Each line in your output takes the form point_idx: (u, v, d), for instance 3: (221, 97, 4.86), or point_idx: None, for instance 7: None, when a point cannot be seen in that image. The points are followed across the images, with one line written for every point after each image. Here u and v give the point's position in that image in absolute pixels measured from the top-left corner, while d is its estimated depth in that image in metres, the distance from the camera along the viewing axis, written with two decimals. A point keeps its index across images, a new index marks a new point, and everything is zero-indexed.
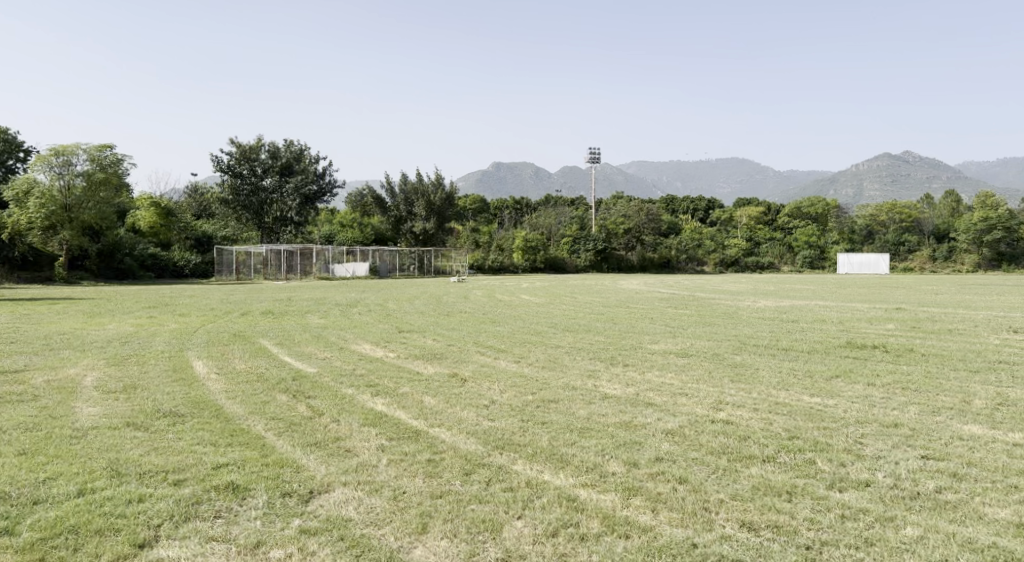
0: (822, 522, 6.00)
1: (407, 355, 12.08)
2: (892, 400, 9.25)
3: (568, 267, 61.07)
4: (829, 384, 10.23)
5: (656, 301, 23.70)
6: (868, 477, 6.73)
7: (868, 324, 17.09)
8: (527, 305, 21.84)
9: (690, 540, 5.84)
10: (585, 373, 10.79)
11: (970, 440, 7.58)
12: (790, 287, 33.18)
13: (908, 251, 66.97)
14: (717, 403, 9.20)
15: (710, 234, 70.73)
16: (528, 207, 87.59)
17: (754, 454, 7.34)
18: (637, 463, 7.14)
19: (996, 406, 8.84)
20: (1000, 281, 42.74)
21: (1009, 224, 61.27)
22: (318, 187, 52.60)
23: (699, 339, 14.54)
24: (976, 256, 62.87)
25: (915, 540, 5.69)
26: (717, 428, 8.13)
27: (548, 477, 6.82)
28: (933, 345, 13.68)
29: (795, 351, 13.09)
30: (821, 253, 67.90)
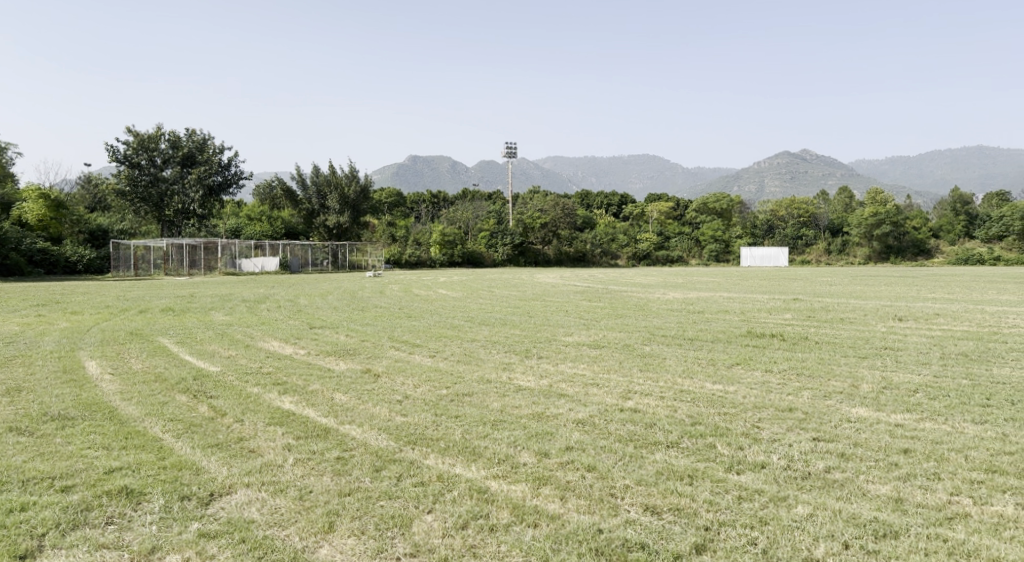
0: (720, 503, 6.22)
1: (317, 351, 11.84)
2: (788, 385, 9.68)
3: (487, 261, 61.05)
4: (731, 372, 10.61)
5: (571, 295, 24.05)
6: (764, 459, 7.02)
7: (768, 314, 17.85)
8: (443, 300, 21.70)
9: (596, 526, 5.97)
10: (500, 366, 10.83)
11: (856, 422, 8.02)
12: (698, 281, 34.22)
13: (806, 244, 69.92)
14: (627, 392, 9.40)
15: (623, 228, 72.10)
16: (444, 201, 87.30)
17: (659, 440, 7.54)
18: (547, 453, 7.22)
19: (881, 389, 9.39)
20: (890, 272, 44.67)
21: (896, 219, 65.02)
22: (223, 178, 50.90)
23: (611, 330, 14.81)
24: (867, 249, 66.47)
25: (804, 518, 5.97)
26: (626, 416, 8.32)
27: (457, 470, 6.83)
28: (827, 333, 14.42)
29: (700, 340, 13.53)
30: (727, 247, 70.20)
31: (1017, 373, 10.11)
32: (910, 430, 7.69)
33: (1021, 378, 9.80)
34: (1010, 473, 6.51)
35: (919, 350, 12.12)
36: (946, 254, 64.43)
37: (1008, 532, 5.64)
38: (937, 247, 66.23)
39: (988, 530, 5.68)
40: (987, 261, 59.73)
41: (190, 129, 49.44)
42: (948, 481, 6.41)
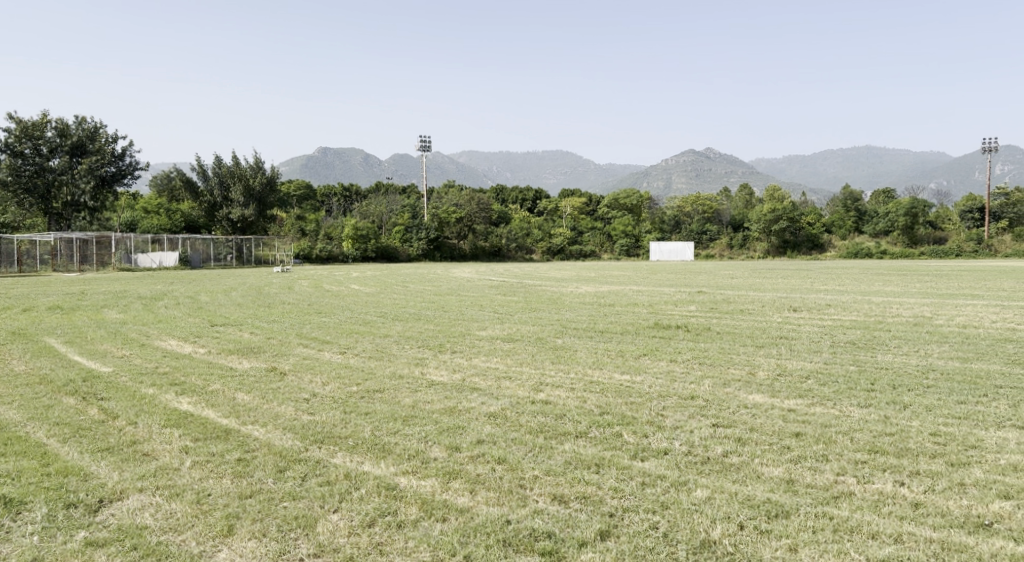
0: (625, 490, 6.37)
1: (219, 350, 11.41)
2: (691, 374, 9.98)
3: (400, 255, 60.39)
4: (639, 362, 10.85)
5: (486, 289, 24.12)
6: (667, 446, 7.22)
7: (675, 306, 18.37)
8: (354, 295, 21.28)
9: (504, 517, 5.99)
10: (412, 362, 10.74)
11: (753, 408, 8.34)
12: (609, 274, 34.83)
13: (710, 239, 72.05)
14: (538, 385, 9.48)
15: (537, 223, 72.54)
16: (357, 194, 85.87)
17: (569, 431, 7.64)
18: (458, 447, 7.21)
19: (776, 376, 9.82)
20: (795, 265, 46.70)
21: (792, 216, 68.03)
22: (116, 169, 48.67)
23: (524, 324, 14.92)
24: (766, 244, 69.29)
25: (703, 501, 6.17)
26: (537, 408, 8.40)
27: (367, 468, 6.72)
28: (728, 324, 14.99)
29: (610, 332, 13.81)
30: (637, 241, 71.64)
31: (899, 359, 10.74)
32: (801, 414, 8.06)
33: (902, 363, 10.43)
34: (890, 452, 6.90)
35: (812, 339, 12.73)
36: (838, 248, 67.86)
37: (887, 507, 5.95)
38: (829, 242, 69.68)
39: (869, 506, 5.99)
40: (874, 255, 63.24)
41: (79, 117, 47.06)
42: (835, 462, 6.74)
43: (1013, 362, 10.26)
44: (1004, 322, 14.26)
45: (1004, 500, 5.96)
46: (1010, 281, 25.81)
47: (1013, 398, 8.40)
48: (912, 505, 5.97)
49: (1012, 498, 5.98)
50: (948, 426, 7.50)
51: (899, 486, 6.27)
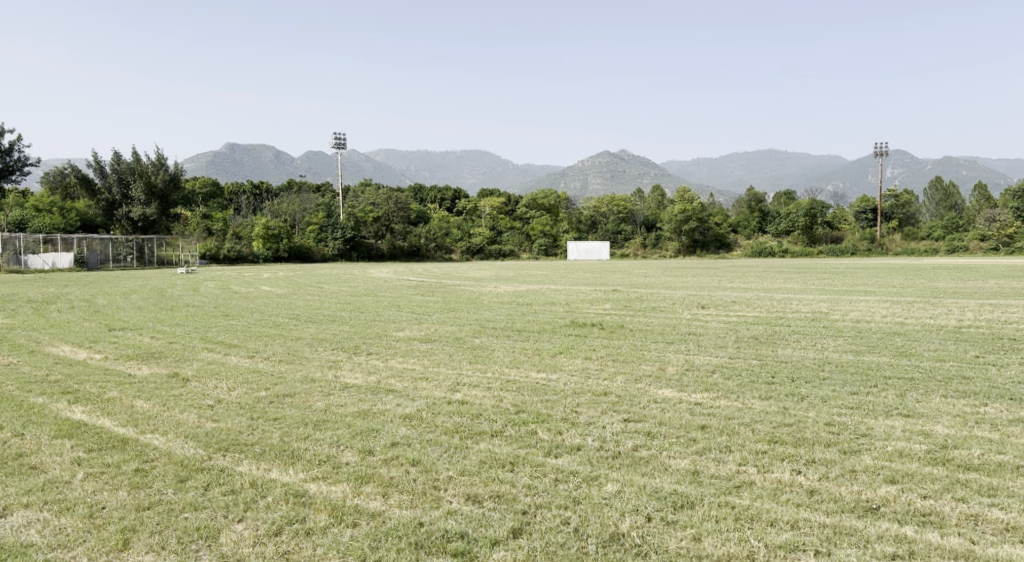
0: (538, 487, 6.41)
1: (117, 356, 10.88)
2: (605, 371, 10.15)
3: (315, 255, 59.02)
4: (555, 361, 10.93)
5: (404, 289, 23.87)
6: (580, 442, 7.31)
7: (590, 305, 18.62)
8: (264, 297, 20.72)
9: (416, 520, 5.94)
10: (325, 364, 10.51)
11: (663, 402, 8.55)
12: (528, 273, 35.00)
13: (625, 239, 73.35)
14: (454, 385, 9.45)
15: (456, 222, 72.28)
16: (267, 193, 83.59)
17: (484, 431, 7.63)
18: (371, 450, 7.09)
19: (685, 371, 10.11)
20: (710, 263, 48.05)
21: (701, 216, 70.12)
22: (3, 164, 45.74)
23: (442, 324, 14.82)
24: (676, 243, 71.23)
25: (613, 495, 6.28)
26: (453, 409, 8.35)
27: (274, 474, 6.54)
28: (641, 321, 15.29)
29: (527, 331, 13.89)
30: (555, 241, 72.21)
31: (799, 353, 11.21)
32: (707, 407, 8.31)
33: (802, 357, 10.89)
34: (788, 442, 7.19)
35: (719, 335, 13.15)
36: (743, 247, 70.37)
37: (785, 496, 6.19)
38: (736, 242, 72.20)
39: (769, 495, 6.22)
40: (777, 254, 65.97)
41: None
42: (737, 453, 6.98)
43: (901, 354, 10.85)
44: (895, 316, 15.06)
45: (890, 484, 6.27)
46: (901, 278, 27.28)
47: (900, 388, 8.88)
48: (808, 493, 6.23)
49: (898, 482, 6.31)
50: (841, 416, 7.87)
51: (796, 474, 6.54)
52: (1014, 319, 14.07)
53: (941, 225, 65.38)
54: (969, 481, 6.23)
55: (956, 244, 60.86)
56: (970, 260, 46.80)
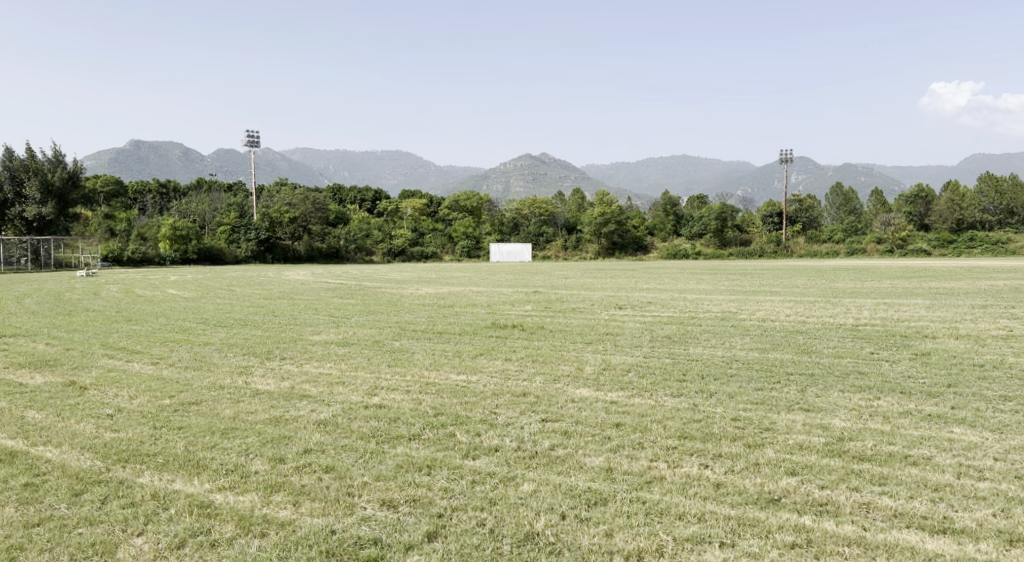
0: (454, 489, 6.39)
1: (8, 365, 10.28)
2: (524, 371, 10.22)
3: (227, 257, 57.14)
4: (475, 362, 10.93)
5: (322, 291, 23.44)
6: (498, 443, 7.33)
7: (510, 307, 18.71)
8: (172, 301, 19.91)
9: (328, 527, 5.83)
10: (236, 371, 10.18)
11: (580, 402, 8.65)
12: (449, 276, 34.84)
13: (546, 242, 73.85)
14: (372, 388, 9.32)
15: (375, 223, 71.40)
16: (174, 193, 80.51)
17: (401, 434, 7.56)
18: (283, 458, 6.91)
19: (602, 370, 10.27)
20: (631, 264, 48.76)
21: (619, 219, 71.42)
22: None
23: (360, 327, 14.60)
24: (596, 246, 72.37)
25: (529, 495, 6.31)
26: (369, 413, 8.24)
27: (177, 485, 6.32)
28: (560, 322, 15.44)
29: (446, 333, 13.83)
30: (477, 243, 72.15)
31: (709, 351, 11.55)
32: (622, 406, 8.46)
33: (712, 355, 11.24)
34: (697, 438, 7.39)
35: (635, 335, 13.43)
36: (660, 250, 72.03)
37: (693, 489, 6.36)
38: (652, 244, 73.92)
39: (679, 489, 6.37)
40: (691, 256, 67.85)
41: None
42: (649, 449, 7.13)
43: (802, 351, 11.33)
44: (797, 315, 15.75)
45: (791, 476, 6.53)
46: (804, 278, 28.48)
47: (801, 384, 9.26)
48: (715, 486, 6.41)
49: (797, 474, 6.57)
50: (748, 411, 8.15)
51: (703, 468, 6.73)
52: (906, 317, 14.89)
53: (841, 229, 68.63)
54: (862, 470, 6.54)
55: (855, 247, 64.02)
56: (868, 262, 49.31)
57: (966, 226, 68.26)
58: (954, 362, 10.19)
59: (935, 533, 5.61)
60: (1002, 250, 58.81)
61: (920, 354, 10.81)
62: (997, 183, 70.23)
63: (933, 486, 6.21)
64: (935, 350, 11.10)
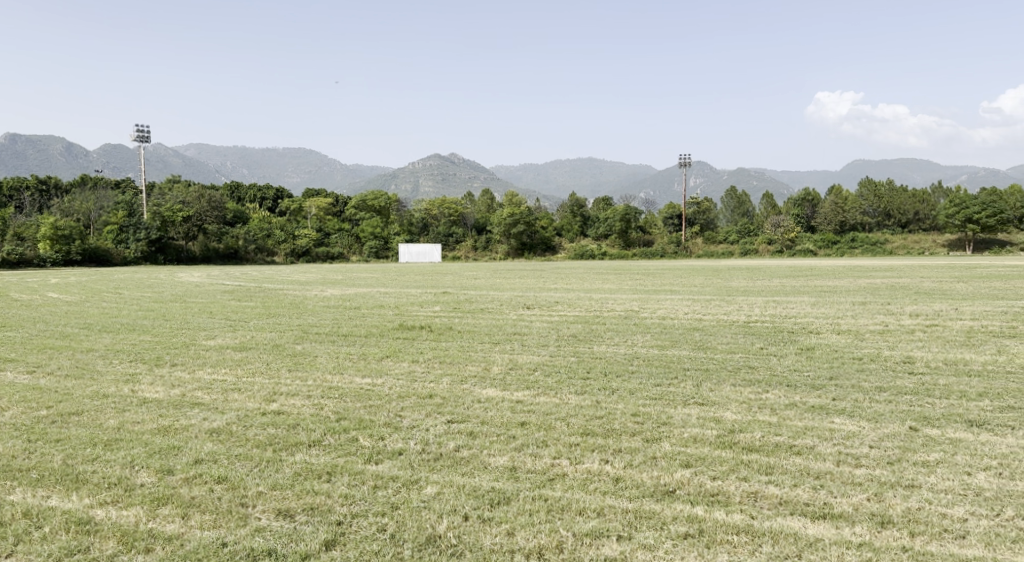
0: (355, 495, 6.27)
1: None
2: (430, 373, 10.13)
3: (114, 259, 54.25)
4: (379, 364, 10.77)
5: (219, 294, 22.59)
6: (402, 446, 7.24)
7: (417, 307, 18.56)
8: (52, 305, 18.75)
9: (219, 540, 5.64)
10: (123, 379, 9.67)
11: (486, 402, 8.65)
12: (356, 277, 34.23)
13: (455, 242, 73.69)
14: (270, 394, 9.04)
15: (278, 223, 69.49)
16: (57, 190, 75.91)
17: (300, 440, 7.36)
18: (171, 469, 6.62)
19: (509, 370, 10.30)
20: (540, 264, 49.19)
21: (528, 220, 71.91)
22: None
23: (260, 330, 14.16)
24: (505, 246, 72.62)
25: (432, 497, 6.26)
26: (267, 420, 7.99)
27: (55, 502, 6.00)
28: (467, 322, 15.40)
29: (351, 335, 13.59)
30: (385, 243, 71.29)
31: (612, 349, 11.78)
32: (528, 405, 8.51)
33: (614, 353, 11.46)
34: (599, 434, 7.52)
35: (541, 334, 13.56)
36: (567, 251, 73.04)
37: (592, 485, 6.46)
38: (560, 245, 74.83)
39: (580, 485, 6.46)
40: (598, 256, 69.18)
41: None
42: (552, 447, 7.20)
43: (699, 347, 11.71)
44: (696, 313, 16.27)
45: (686, 469, 6.72)
46: (703, 278, 29.52)
47: (697, 379, 9.56)
48: (614, 480, 6.53)
49: (693, 466, 6.77)
50: (646, 407, 8.35)
51: (604, 463, 6.85)
52: (795, 313, 15.65)
53: (736, 230, 71.52)
54: (751, 461, 6.80)
55: (748, 247, 66.77)
56: (765, 261, 51.29)
57: (848, 227, 72.44)
58: (836, 356, 10.76)
59: (816, 519, 5.88)
60: (882, 250, 62.71)
61: (806, 349, 11.35)
62: (877, 189, 74.64)
63: (815, 474, 6.52)
64: (819, 344, 11.68)
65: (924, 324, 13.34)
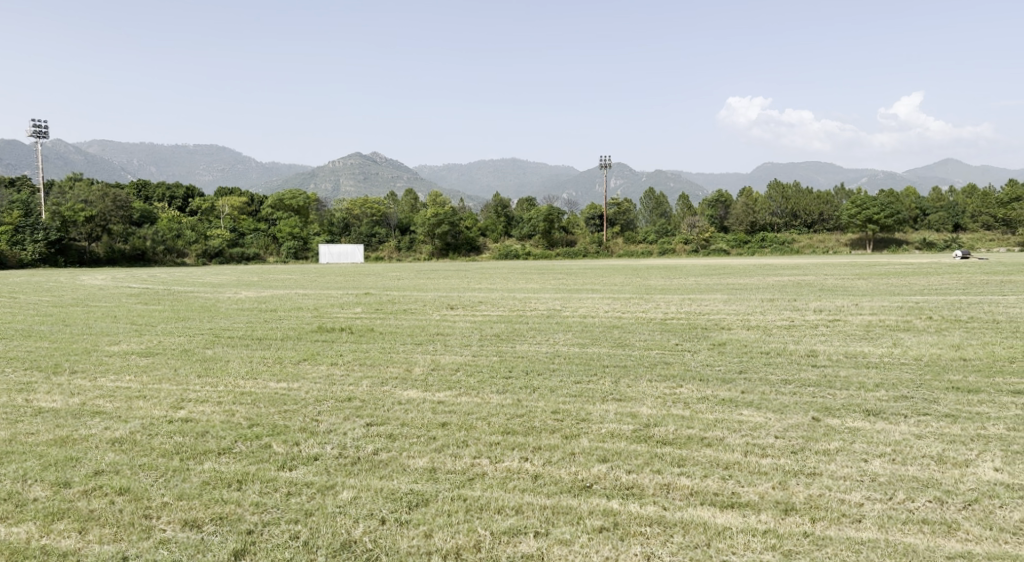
0: (267, 503, 6.11)
1: None
2: (348, 376, 9.96)
3: (10, 262, 50.27)
4: (296, 368, 10.54)
5: (126, 297, 21.63)
6: (318, 451, 7.09)
7: (338, 309, 18.23)
8: None
9: (120, 555, 5.44)
10: (17, 388, 9.15)
11: (406, 403, 8.56)
12: (271, 278, 33.24)
13: (378, 242, 72.85)
14: (178, 401, 8.72)
15: (190, 222, 67.20)
16: None
17: (210, 448, 7.13)
18: (69, 482, 6.32)
19: (430, 371, 10.21)
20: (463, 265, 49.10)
21: (452, 220, 71.59)
22: None
23: (170, 335, 13.64)
24: (430, 247, 72.07)
25: (347, 502, 6.15)
26: (175, 427, 7.70)
27: None
28: (388, 324, 15.22)
29: (268, 339, 13.24)
30: (303, 244, 69.82)
31: (534, 347, 11.85)
32: (449, 405, 8.46)
33: (535, 352, 11.53)
34: (519, 432, 7.54)
35: (464, 334, 13.53)
36: (492, 251, 73.18)
37: (511, 483, 6.48)
38: (484, 245, 74.94)
39: (498, 484, 6.47)
40: (522, 256, 69.50)
41: None
42: (472, 446, 7.18)
43: (618, 344, 11.92)
44: (618, 311, 16.53)
45: (603, 463, 6.82)
46: (625, 276, 30.02)
47: (615, 375, 9.72)
48: (533, 478, 6.57)
49: (609, 460, 6.87)
50: (566, 404, 8.43)
51: (523, 461, 6.88)
52: (712, 310, 16.08)
53: (654, 230, 73.10)
54: (665, 454, 6.96)
55: (666, 247, 68.34)
56: (685, 261, 52.40)
57: (759, 228, 75.06)
58: (746, 351, 11.13)
59: (724, 508, 6.06)
60: (790, 249, 65.28)
61: (719, 344, 11.70)
62: (785, 191, 77.53)
63: (724, 464, 6.72)
64: (730, 340, 12.05)
65: (827, 319, 13.95)
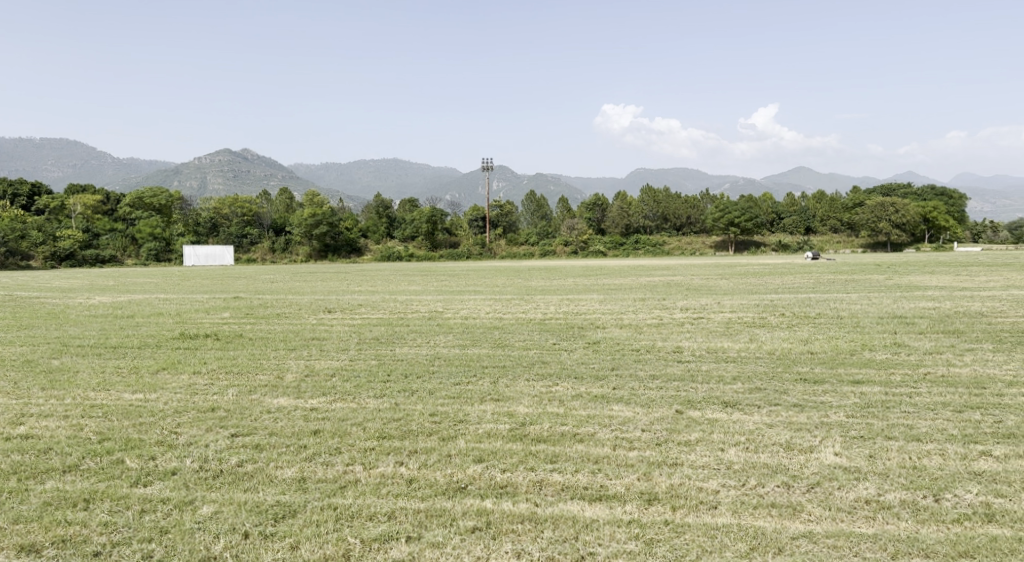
0: (117, 522, 5.73)
1: None
2: (213, 385, 9.50)
3: None
4: (156, 378, 9.94)
5: None
6: (177, 465, 6.72)
7: (204, 314, 17.38)
8: None
9: None
10: None
11: (275, 412, 8.26)
12: (131, 282, 31.46)
13: (250, 243, 70.11)
14: (18, 417, 8.04)
15: (36, 222, 62.17)
16: None
17: (54, 466, 6.62)
18: None
19: (303, 377, 9.90)
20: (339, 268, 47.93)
21: (331, 221, 69.92)
22: None
23: (10, 345, 12.54)
24: (307, 248, 69.93)
25: (207, 517, 5.86)
26: (13, 446, 7.10)
27: None
28: (259, 329, 14.64)
29: (124, 347, 12.43)
30: (166, 245, 66.25)
31: (412, 350, 11.73)
32: (321, 412, 8.23)
33: (412, 354, 11.41)
34: (394, 436, 7.43)
35: (340, 338, 13.21)
36: (372, 252, 72.08)
37: (385, 488, 6.37)
38: (364, 246, 73.68)
39: (371, 490, 6.34)
40: (404, 257, 68.78)
41: None
42: (345, 453, 7.01)
43: (496, 345, 11.99)
44: (496, 312, 16.63)
45: (478, 464, 6.82)
46: (503, 278, 30.30)
47: (493, 376, 9.75)
48: (407, 481, 6.49)
49: (484, 460, 6.88)
50: (443, 406, 8.39)
51: (398, 466, 6.78)
52: (588, 310, 16.44)
53: (534, 232, 74.07)
54: (538, 451, 7.04)
55: (547, 248, 69.34)
56: (564, 261, 53.39)
57: (632, 231, 77.57)
58: (618, 348, 11.46)
59: (592, 501, 6.20)
60: (660, 251, 68.16)
61: (592, 343, 11.98)
62: (655, 195, 80.56)
63: (594, 459, 6.88)
64: (604, 338, 12.35)
65: (692, 317, 14.57)
